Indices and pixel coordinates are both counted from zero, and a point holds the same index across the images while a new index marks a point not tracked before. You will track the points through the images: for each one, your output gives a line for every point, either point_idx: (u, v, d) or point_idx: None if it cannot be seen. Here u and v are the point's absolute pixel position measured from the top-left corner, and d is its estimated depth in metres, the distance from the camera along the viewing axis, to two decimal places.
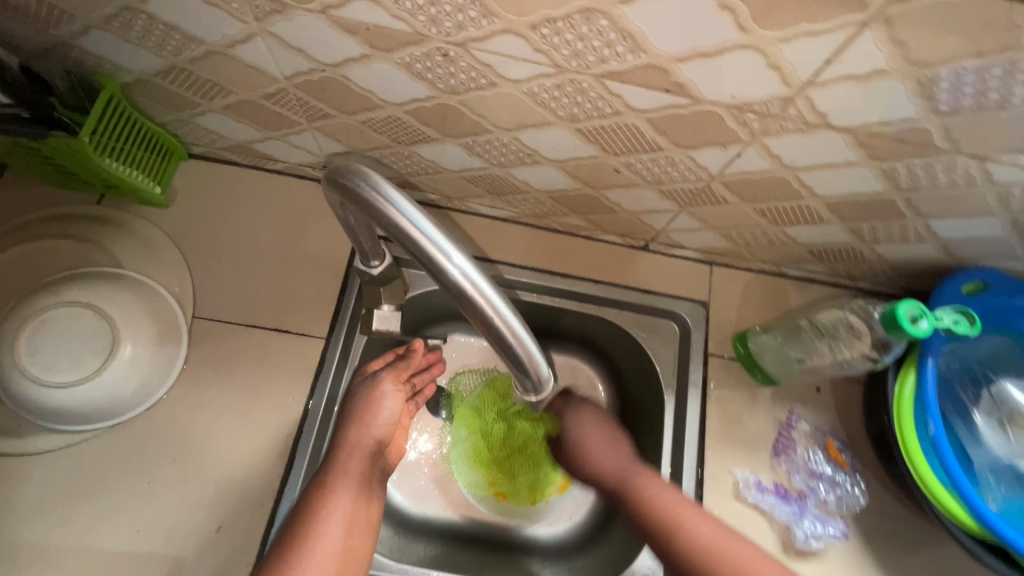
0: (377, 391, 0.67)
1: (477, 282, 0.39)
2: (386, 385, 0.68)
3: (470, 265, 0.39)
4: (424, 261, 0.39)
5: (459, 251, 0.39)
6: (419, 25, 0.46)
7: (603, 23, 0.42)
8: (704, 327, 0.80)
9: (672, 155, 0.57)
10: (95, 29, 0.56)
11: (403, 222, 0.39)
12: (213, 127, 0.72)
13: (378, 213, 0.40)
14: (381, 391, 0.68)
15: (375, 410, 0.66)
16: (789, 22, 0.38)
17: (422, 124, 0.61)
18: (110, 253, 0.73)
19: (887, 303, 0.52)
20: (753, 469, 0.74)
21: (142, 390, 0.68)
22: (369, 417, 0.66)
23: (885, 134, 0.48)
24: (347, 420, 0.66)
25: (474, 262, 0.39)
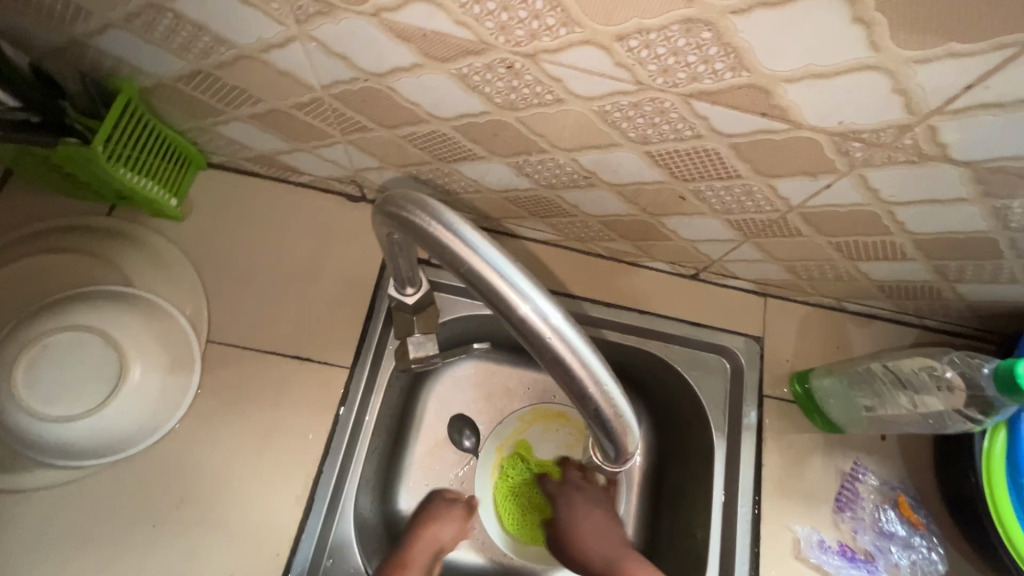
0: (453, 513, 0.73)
1: (561, 328, 0.30)
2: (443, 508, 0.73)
3: (553, 308, 0.31)
4: (493, 300, 0.31)
5: (539, 290, 0.31)
6: (485, 33, 0.40)
7: (705, 36, 0.36)
8: (758, 365, 0.74)
9: (750, 184, 0.51)
10: (114, 28, 0.50)
11: (467, 255, 0.31)
12: (236, 136, 0.66)
13: (438, 247, 0.32)
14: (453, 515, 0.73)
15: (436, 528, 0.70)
16: (933, 41, 0.33)
17: (469, 141, 0.55)
18: (119, 269, 0.67)
19: (1003, 360, 0.46)
20: (815, 525, 0.68)
21: (150, 422, 0.62)
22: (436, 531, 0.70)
23: (1011, 170, 0.42)
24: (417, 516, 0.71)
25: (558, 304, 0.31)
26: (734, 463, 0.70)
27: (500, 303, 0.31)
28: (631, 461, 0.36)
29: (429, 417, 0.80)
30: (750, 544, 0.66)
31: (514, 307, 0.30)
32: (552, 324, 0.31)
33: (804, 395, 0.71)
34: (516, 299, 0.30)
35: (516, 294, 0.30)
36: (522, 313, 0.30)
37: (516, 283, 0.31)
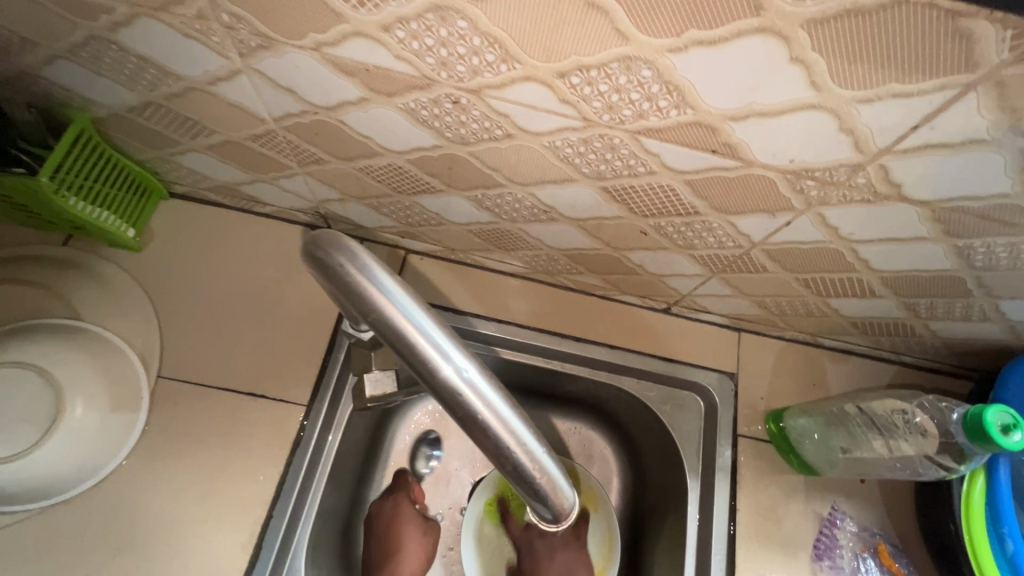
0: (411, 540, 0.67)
1: (486, 392, 0.29)
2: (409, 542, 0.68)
3: (478, 371, 0.30)
4: (416, 363, 0.30)
5: (464, 352, 0.30)
6: (427, 68, 0.39)
7: (645, 73, 0.35)
8: (733, 403, 0.71)
9: (710, 220, 0.50)
10: (62, 59, 0.49)
11: (388, 313, 0.29)
12: (196, 166, 0.65)
13: (361, 302, 0.31)
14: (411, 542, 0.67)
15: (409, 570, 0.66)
16: (876, 82, 0.32)
17: (426, 175, 0.54)
18: (68, 301, 0.65)
19: (970, 405, 0.44)
20: (792, 573, 0.64)
21: (89, 463, 0.59)
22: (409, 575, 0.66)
23: (969, 210, 0.41)
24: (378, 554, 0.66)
25: (483, 367, 0.30)
26: (707, 506, 0.67)
27: (420, 363, 0.29)
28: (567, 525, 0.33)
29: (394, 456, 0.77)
30: None
31: (437, 369, 0.29)
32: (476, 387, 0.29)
33: (780, 434, 0.69)
34: (438, 362, 0.29)
35: (439, 356, 0.29)
36: (441, 374, 0.29)
37: (439, 343, 0.29)
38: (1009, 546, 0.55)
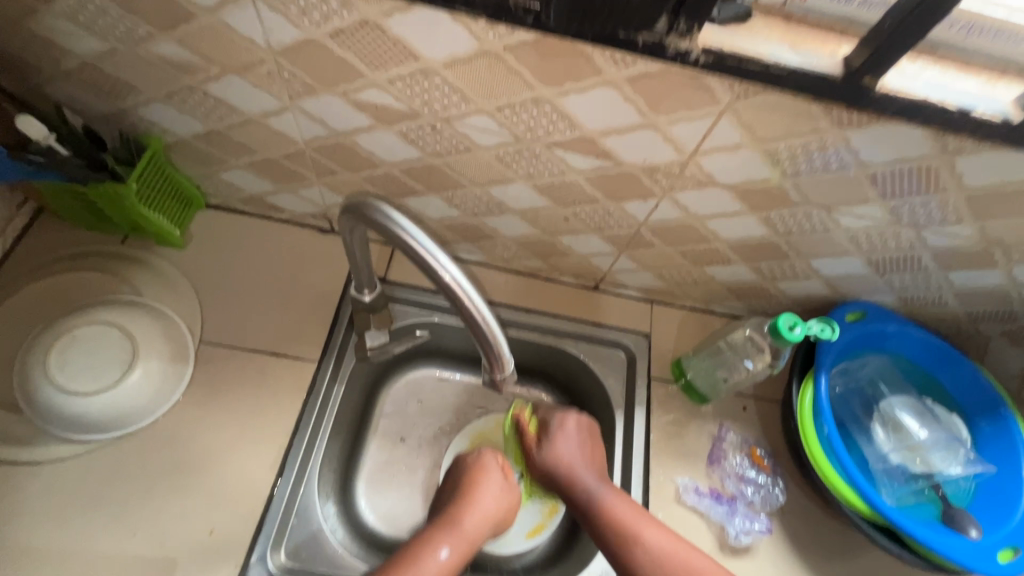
0: (490, 477, 0.82)
1: (462, 282, 0.51)
2: (489, 485, 0.81)
3: (458, 271, 0.51)
4: (422, 265, 0.51)
5: (451, 260, 0.51)
6: (415, 105, 0.62)
7: (548, 108, 0.59)
8: (648, 355, 0.93)
9: (608, 206, 0.74)
10: (155, 101, 0.70)
11: (406, 237, 0.51)
12: (233, 181, 0.86)
13: (388, 233, 0.52)
14: (487, 484, 0.81)
15: (476, 501, 0.78)
16: (674, 110, 0.56)
17: (412, 180, 0.77)
18: (130, 285, 0.83)
19: (772, 317, 0.68)
20: (692, 476, 0.85)
21: (153, 402, 0.76)
22: (471, 509, 0.78)
23: (756, 190, 0.66)
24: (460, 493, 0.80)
25: (462, 269, 0.51)
26: (630, 431, 0.88)
27: (430, 271, 0.50)
28: (506, 365, 0.56)
29: (385, 413, 0.99)
30: (642, 494, 0.83)
31: (434, 268, 0.50)
32: (455, 279, 0.50)
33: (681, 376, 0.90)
34: (434, 263, 0.50)
35: (435, 261, 0.50)
36: (444, 279, 0.50)
37: (435, 254, 0.50)
38: (826, 430, 0.77)
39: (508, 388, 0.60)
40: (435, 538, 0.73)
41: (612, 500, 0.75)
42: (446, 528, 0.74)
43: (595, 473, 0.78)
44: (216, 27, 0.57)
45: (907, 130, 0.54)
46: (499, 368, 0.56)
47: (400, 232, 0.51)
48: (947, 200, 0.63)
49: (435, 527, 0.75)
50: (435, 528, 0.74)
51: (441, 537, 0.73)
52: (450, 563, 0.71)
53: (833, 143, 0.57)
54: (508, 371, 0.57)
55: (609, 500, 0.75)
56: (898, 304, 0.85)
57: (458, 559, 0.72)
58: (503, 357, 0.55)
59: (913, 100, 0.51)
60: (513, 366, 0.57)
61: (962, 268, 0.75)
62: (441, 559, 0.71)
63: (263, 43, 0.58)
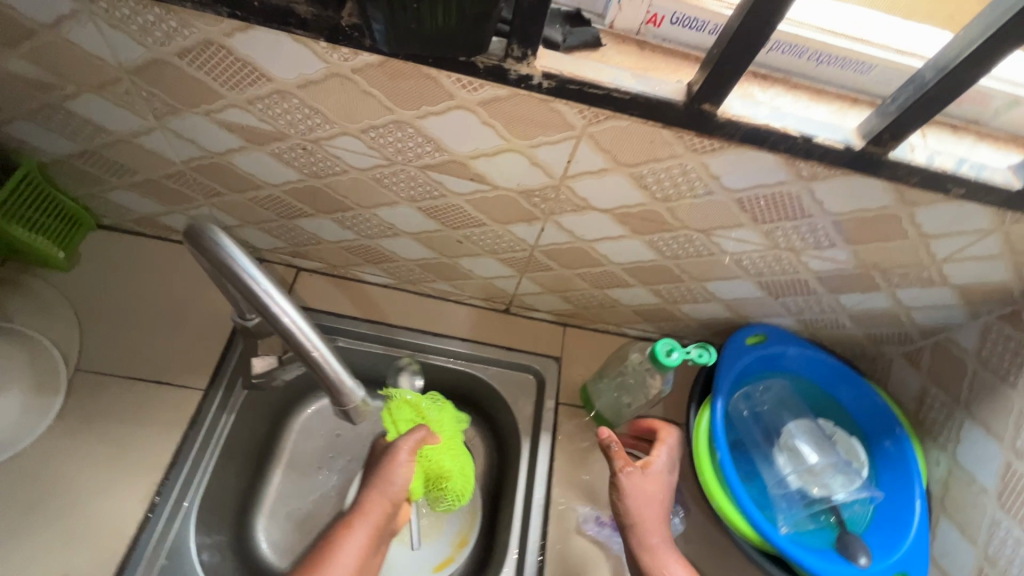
0: (395, 461, 0.73)
1: (299, 323, 0.51)
2: (404, 453, 0.74)
3: (295, 310, 0.52)
4: (254, 301, 0.50)
5: (287, 299, 0.51)
6: (280, 126, 0.61)
7: (411, 130, 0.58)
8: (557, 379, 0.92)
9: (496, 229, 0.73)
10: (20, 119, 0.68)
11: (238, 271, 0.49)
12: (121, 202, 0.83)
13: (222, 263, 0.49)
14: (396, 467, 0.73)
15: (391, 478, 0.72)
16: (533, 135, 0.56)
17: (299, 203, 0.75)
18: (1, 310, 0.79)
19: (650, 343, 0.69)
20: (595, 505, 0.83)
21: (12, 437, 0.72)
22: (386, 484, 0.72)
23: (633, 214, 0.65)
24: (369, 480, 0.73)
25: (299, 308, 0.52)
26: (534, 457, 0.86)
27: (260, 306, 0.49)
28: (351, 396, 0.57)
29: (290, 441, 0.94)
30: (542, 524, 0.80)
31: (267, 306, 0.50)
32: (289, 319, 0.51)
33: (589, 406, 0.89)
34: (266, 302, 0.49)
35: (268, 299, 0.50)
36: (281, 319, 0.51)
37: (268, 290, 0.50)
38: (717, 455, 0.76)
39: (359, 416, 0.61)
40: (344, 541, 0.68)
41: (660, 558, 0.70)
42: (356, 526, 0.69)
43: (657, 537, 0.71)
44: (61, 45, 0.55)
45: (760, 156, 0.55)
46: (342, 397, 0.57)
47: (233, 265, 0.49)
48: (816, 225, 0.63)
49: (355, 506, 0.71)
50: (355, 510, 0.71)
51: (346, 536, 0.68)
52: (365, 548, 0.68)
53: (694, 168, 0.57)
54: (355, 400, 0.58)
55: (656, 563, 0.70)
56: (799, 326, 0.86)
57: (373, 542, 0.69)
58: (346, 387, 0.56)
59: (755, 126, 0.51)
60: (359, 394, 0.58)
61: (848, 291, 0.75)
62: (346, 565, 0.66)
63: (112, 61, 0.56)
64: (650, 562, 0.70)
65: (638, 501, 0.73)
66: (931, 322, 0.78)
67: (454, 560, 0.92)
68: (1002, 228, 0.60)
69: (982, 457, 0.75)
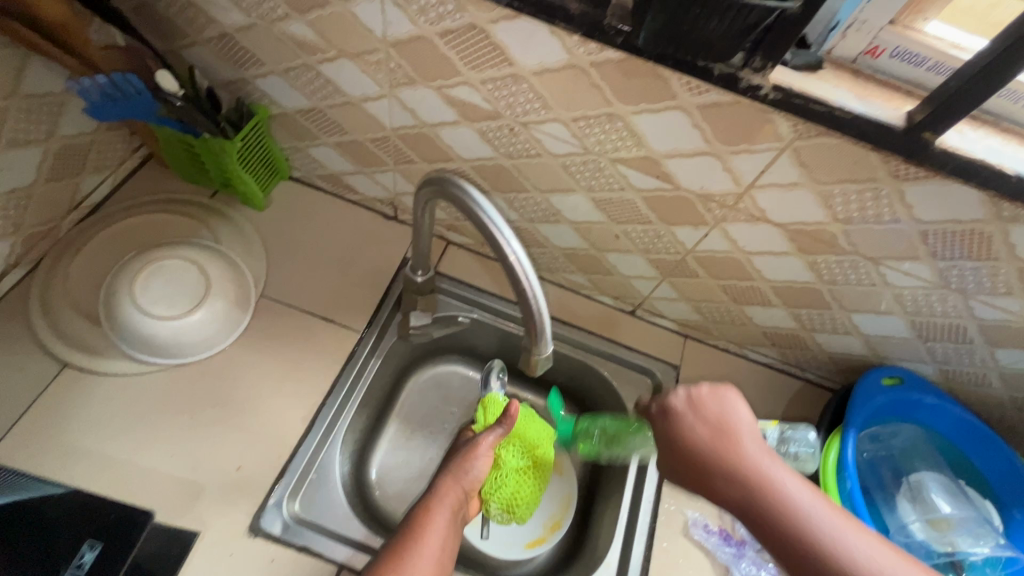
0: (475, 450, 0.80)
1: (524, 264, 0.54)
2: (483, 447, 0.81)
3: (523, 250, 0.54)
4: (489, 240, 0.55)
5: (516, 239, 0.54)
6: (498, 107, 0.69)
7: (620, 124, 0.64)
8: (673, 388, 0.95)
9: (659, 229, 0.78)
10: (273, 75, 0.80)
11: (477, 211, 0.55)
12: (320, 157, 0.95)
13: (463, 205, 0.56)
14: (475, 455, 0.80)
15: (468, 467, 0.79)
16: (737, 141, 0.61)
17: (481, 179, 0.83)
18: (213, 234, 0.92)
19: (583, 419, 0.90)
20: (703, 511, 0.84)
21: (209, 340, 0.83)
22: (463, 472, 0.78)
23: (804, 232, 0.68)
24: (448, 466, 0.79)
25: (526, 249, 0.55)
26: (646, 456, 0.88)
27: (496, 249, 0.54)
28: (545, 345, 0.59)
29: (414, 398, 1.03)
30: (649, 520, 0.83)
31: (501, 245, 0.54)
32: (516, 258, 0.54)
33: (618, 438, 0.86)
34: (501, 240, 0.54)
35: (501, 238, 0.54)
36: (519, 273, 0.54)
37: (502, 231, 0.54)
38: (845, 486, 0.76)
39: (539, 367, 0.63)
40: (434, 518, 0.70)
41: (791, 508, 0.54)
42: (441, 503, 0.73)
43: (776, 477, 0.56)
44: (343, 16, 0.66)
45: (962, 191, 0.57)
46: (534, 343, 0.59)
47: (472, 209, 0.56)
48: (999, 270, 0.64)
49: (430, 493, 0.75)
50: (432, 495, 0.74)
51: (429, 516, 0.70)
52: (446, 530, 0.70)
53: (888, 194, 0.60)
54: (541, 350, 0.60)
55: (798, 519, 0.54)
56: (938, 377, 0.84)
57: (454, 526, 0.72)
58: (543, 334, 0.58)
59: (969, 159, 0.53)
60: (549, 346, 0.60)
61: (1008, 346, 0.74)
62: (434, 550, 0.67)
63: (379, 34, 0.66)
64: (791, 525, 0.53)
65: (726, 452, 0.58)
66: None
67: (549, 542, 0.95)
68: None
69: None
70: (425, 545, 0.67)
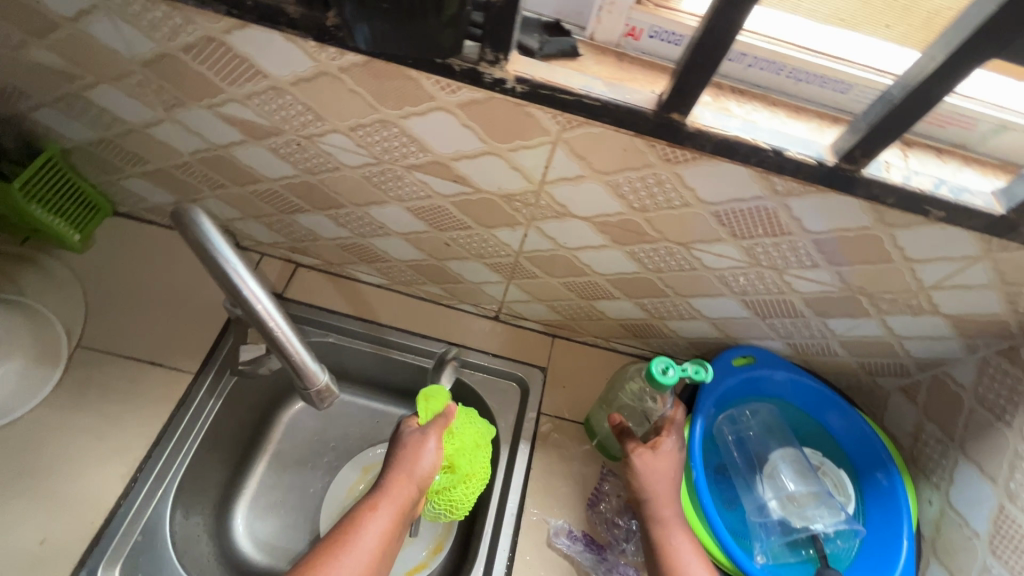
0: (426, 446, 0.73)
1: (266, 304, 0.53)
2: (432, 440, 0.74)
3: (261, 289, 0.52)
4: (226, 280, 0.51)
5: (253, 276, 0.52)
6: (275, 122, 0.64)
7: (396, 130, 0.60)
8: (540, 390, 0.91)
9: (481, 233, 0.74)
10: (46, 107, 0.73)
11: (210, 247, 0.50)
12: (135, 190, 0.88)
13: (197, 240, 0.50)
14: (426, 449, 0.73)
15: (419, 464, 0.72)
16: (510, 138, 0.57)
17: (296, 198, 0.78)
18: (18, 285, 0.84)
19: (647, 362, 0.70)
20: (567, 519, 0.81)
21: (10, 404, 0.76)
22: (415, 470, 0.72)
23: (611, 224, 0.66)
24: (397, 460, 0.73)
25: (266, 287, 0.53)
26: (510, 467, 0.85)
27: (241, 302, 0.51)
28: (319, 380, 0.59)
29: (277, 432, 0.96)
30: (512, 533, 0.79)
31: (237, 285, 0.51)
32: (257, 297, 0.52)
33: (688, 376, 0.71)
34: (236, 281, 0.51)
35: (236, 276, 0.51)
36: (268, 324, 0.53)
37: (235, 268, 0.51)
38: (693, 475, 0.74)
39: (328, 399, 0.62)
40: (374, 521, 0.67)
41: (674, 537, 0.68)
42: (387, 504, 0.69)
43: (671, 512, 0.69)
44: (82, 38, 0.60)
45: (733, 169, 0.55)
46: (310, 382, 0.59)
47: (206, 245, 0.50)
48: (797, 244, 0.63)
49: (378, 489, 0.70)
50: (379, 492, 0.70)
51: (372, 519, 0.67)
52: (388, 531, 0.67)
53: (669, 179, 0.58)
54: (321, 383, 0.60)
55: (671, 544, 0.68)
56: (789, 351, 0.83)
57: (396, 527, 0.68)
58: (309, 369, 0.58)
59: (726, 137, 0.51)
60: (324, 378, 0.60)
61: (836, 315, 0.73)
62: (368, 557, 0.65)
63: (125, 54, 0.61)
64: (660, 532, 0.68)
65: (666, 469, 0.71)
66: (927, 354, 0.75)
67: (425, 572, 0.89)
68: (989, 257, 0.59)
69: (976, 499, 0.71)
70: (358, 550, 0.65)
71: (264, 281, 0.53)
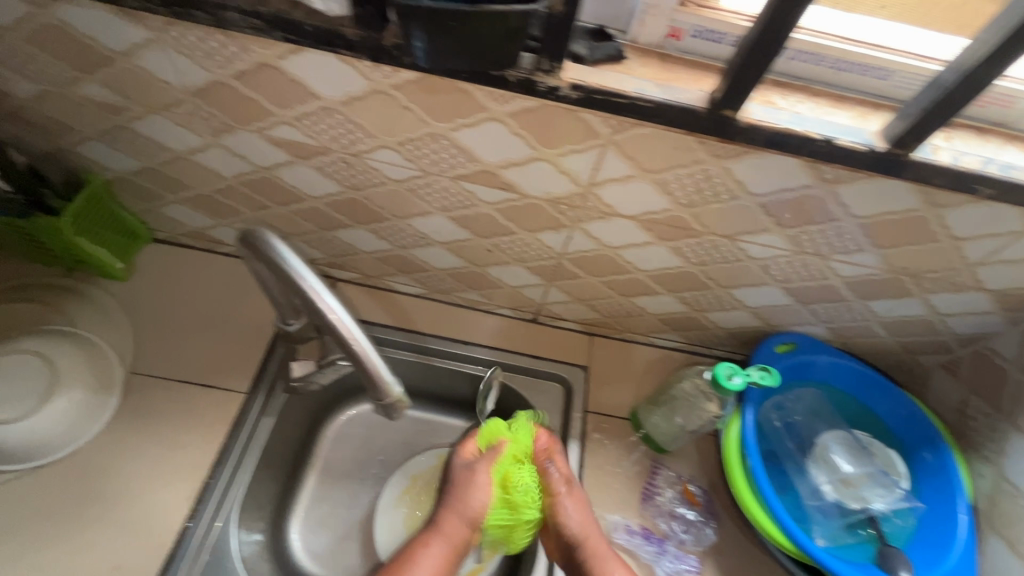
0: (474, 479, 0.77)
1: (343, 318, 0.54)
2: (481, 473, 0.78)
3: (338, 303, 0.54)
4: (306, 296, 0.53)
5: (329, 291, 0.53)
6: (323, 141, 0.66)
7: (445, 142, 0.62)
8: (585, 389, 0.92)
9: (524, 237, 0.75)
10: (91, 140, 0.75)
11: (286, 265, 0.52)
12: (175, 216, 0.89)
13: (273, 260, 0.52)
14: (476, 483, 0.77)
15: (469, 498, 0.76)
16: (560, 143, 0.59)
17: (339, 214, 0.79)
18: (67, 316, 0.86)
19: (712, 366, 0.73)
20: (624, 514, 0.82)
21: (71, 433, 0.77)
22: (464, 505, 0.76)
23: (657, 221, 0.67)
24: (450, 494, 0.78)
25: (341, 301, 0.54)
26: None
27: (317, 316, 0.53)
28: (394, 392, 0.60)
29: (325, 446, 0.97)
30: None
31: (315, 301, 0.53)
32: (333, 311, 0.54)
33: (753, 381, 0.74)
34: (315, 297, 0.52)
35: (314, 292, 0.53)
36: (347, 340, 0.55)
37: (313, 284, 0.52)
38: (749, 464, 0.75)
39: (399, 409, 0.63)
40: (427, 554, 0.72)
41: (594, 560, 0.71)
42: (438, 539, 0.73)
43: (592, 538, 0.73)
44: (134, 71, 0.62)
45: (782, 160, 0.56)
46: (385, 394, 0.60)
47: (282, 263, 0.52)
48: (843, 229, 0.64)
49: (432, 525, 0.75)
50: (433, 527, 0.75)
51: (423, 553, 0.72)
52: (439, 565, 0.72)
53: (717, 173, 0.59)
54: (394, 395, 0.60)
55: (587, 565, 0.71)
56: (830, 335, 0.85)
57: (449, 561, 0.73)
58: (384, 381, 0.59)
59: (777, 130, 0.53)
60: (398, 389, 0.60)
61: (879, 297, 0.75)
62: None
63: (177, 84, 0.62)
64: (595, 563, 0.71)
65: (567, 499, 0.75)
66: (969, 330, 0.76)
67: None
68: None
69: None
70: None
71: (339, 295, 0.54)
